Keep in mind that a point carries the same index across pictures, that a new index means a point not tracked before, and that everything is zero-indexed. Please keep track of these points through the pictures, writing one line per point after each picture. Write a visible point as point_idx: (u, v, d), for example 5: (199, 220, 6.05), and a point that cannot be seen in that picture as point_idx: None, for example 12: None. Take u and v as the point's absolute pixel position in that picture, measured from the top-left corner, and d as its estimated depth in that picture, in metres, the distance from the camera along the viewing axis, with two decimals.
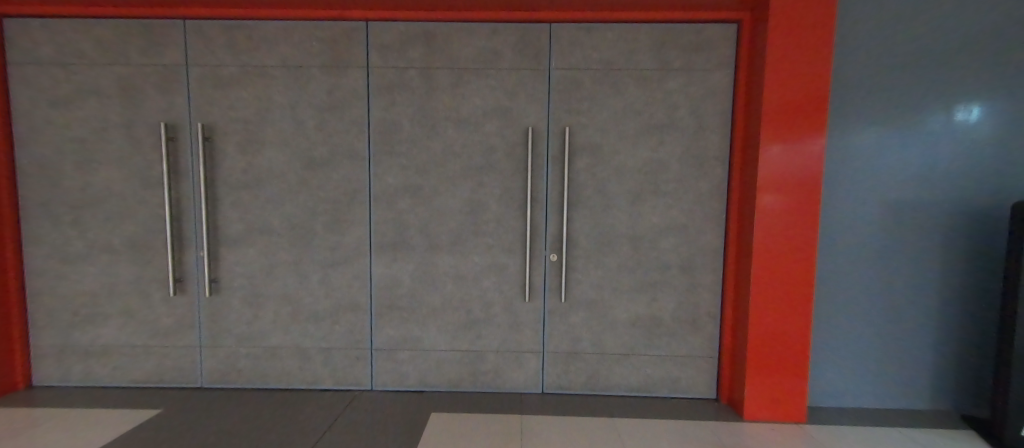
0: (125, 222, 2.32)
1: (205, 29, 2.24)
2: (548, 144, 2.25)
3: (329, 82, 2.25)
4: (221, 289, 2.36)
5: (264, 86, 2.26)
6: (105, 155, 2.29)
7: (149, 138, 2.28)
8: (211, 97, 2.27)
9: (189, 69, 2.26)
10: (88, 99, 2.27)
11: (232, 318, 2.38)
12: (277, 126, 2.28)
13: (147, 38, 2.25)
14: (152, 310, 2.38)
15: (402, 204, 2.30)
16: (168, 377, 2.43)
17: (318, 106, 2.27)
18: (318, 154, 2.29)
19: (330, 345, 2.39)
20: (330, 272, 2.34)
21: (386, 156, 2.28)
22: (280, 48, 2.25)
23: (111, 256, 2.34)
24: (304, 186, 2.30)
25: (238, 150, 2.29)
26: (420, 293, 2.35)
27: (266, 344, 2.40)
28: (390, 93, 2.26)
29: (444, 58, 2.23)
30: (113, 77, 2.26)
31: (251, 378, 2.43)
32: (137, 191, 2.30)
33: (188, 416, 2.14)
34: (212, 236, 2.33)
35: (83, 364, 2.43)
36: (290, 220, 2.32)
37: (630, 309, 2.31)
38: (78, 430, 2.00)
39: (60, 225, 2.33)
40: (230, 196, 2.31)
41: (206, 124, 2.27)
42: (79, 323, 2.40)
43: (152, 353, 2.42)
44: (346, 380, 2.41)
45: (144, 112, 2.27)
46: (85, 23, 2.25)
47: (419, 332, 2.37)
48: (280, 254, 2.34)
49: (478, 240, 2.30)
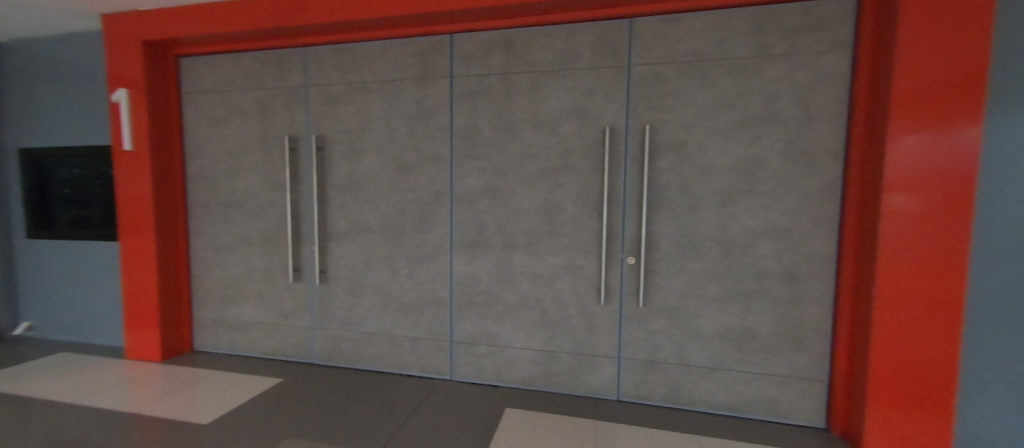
0: (259, 219, 2.79)
1: (320, 53, 2.60)
2: (628, 143, 2.17)
3: (418, 92, 2.45)
4: (329, 279, 2.71)
5: (364, 100, 2.54)
6: (246, 164, 2.77)
7: (277, 149, 2.71)
8: (323, 111, 2.62)
9: (307, 88, 2.64)
10: (236, 118, 2.77)
11: (337, 305, 2.72)
12: (375, 135, 2.54)
13: (277, 65, 2.68)
14: (277, 294, 2.82)
15: (482, 204, 2.41)
16: (288, 352, 2.86)
17: (408, 115, 2.48)
18: (408, 159, 2.50)
19: (416, 335, 2.60)
20: (417, 267, 2.54)
21: (467, 159, 2.41)
22: (378, 65, 2.51)
23: (249, 247, 2.83)
24: (396, 189, 2.53)
25: (343, 157, 2.61)
26: (497, 291, 2.43)
27: (363, 329, 2.69)
28: (472, 100, 2.38)
29: (523, 62, 2.29)
30: (253, 99, 2.74)
31: (351, 358, 2.74)
32: (269, 193, 2.75)
33: (303, 387, 2.49)
34: (323, 232, 2.68)
35: (229, 335, 2.98)
36: (384, 219, 2.57)
37: (718, 319, 2.13)
38: (225, 390, 2.46)
39: (215, 221, 2.89)
40: (337, 197, 2.64)
41: (319, 135, 2.63)
42: (227, 301, 2.94)
43: (276, 330, 2.86)
44: (430, 368, 2.60)
45: (274, 127, 2.71)
46: (234, 56, 2.75)
47: (496, 328, 2.46)
48: (375, 250, 2.61)
49: (554, 240, 2.31)
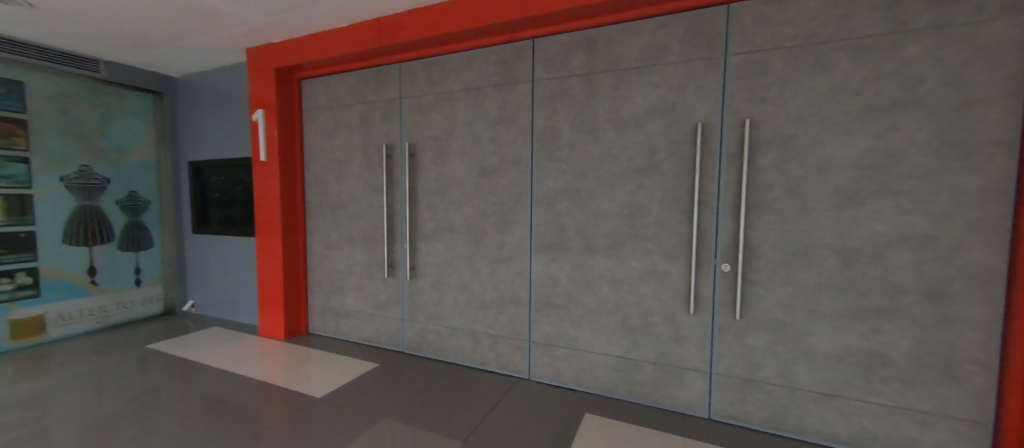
0: (361, 219, 3.12)
1: (413, 67, 2.83)
2: (722, 140, 2.00)
3: (501, 98, 2.54)
4: (418, 275, 2.93)
5: (451, 108, 2.71)
6: (351, 171, 3.12)
7: (376, 156, 3.01)
8: (415, 121, 2.84)
9: (402, 100, 2.89)
10: (343, 130, 3.15)
11: (425, 299, 2.92)
12: (460, 140, 2.69)
13: (377, 80, 2.98)
14: (374, 286, 3.12)
15: (562, 206, 2.41)
16: (383, 339, 3.15)
17: (491, 120, 2.58)
18: (490, 162, 2.60)
19: (495, 333, 2.68)
20: (497, 267, 2.63)
21: (548, 162, 2.43)
22: (464, 75, 2.65)
23: (352, 244, 3.18)
24: (479, 191, 2.65)
25: (432, 163, 2.80)
26: (576, 294, 2.40)
27: (447, 323, 2.85)
28: (553, 102, 2.39)
29: (605, 61, 2.24)
30: (357, 112, 3.08)
31: (436, 350, 2.93)
32: (369, 196, 3.07)
33: (395, 373, 2.73)
34: (413, 232, 2.91)
35: (336, 322, 3.38)
36: (467, 220, 2.71)
37: (835, 339, 1.84)
38: (332, 369, 2.80)
39: (326, 221, 3.30)
40: (426, 200, 2.85)
41: (412, 142, 2.86)
42: (334, 291, 3.34)
43: (374, 319, 3.17)
44: (508, 366, 2.66)
45: (374, 137, 3.01)
46: (343, 76, 3.13)
47: (574, 332, 2.43)
48: (459, 249, 2.75)
49: (636, 244, 2.22)
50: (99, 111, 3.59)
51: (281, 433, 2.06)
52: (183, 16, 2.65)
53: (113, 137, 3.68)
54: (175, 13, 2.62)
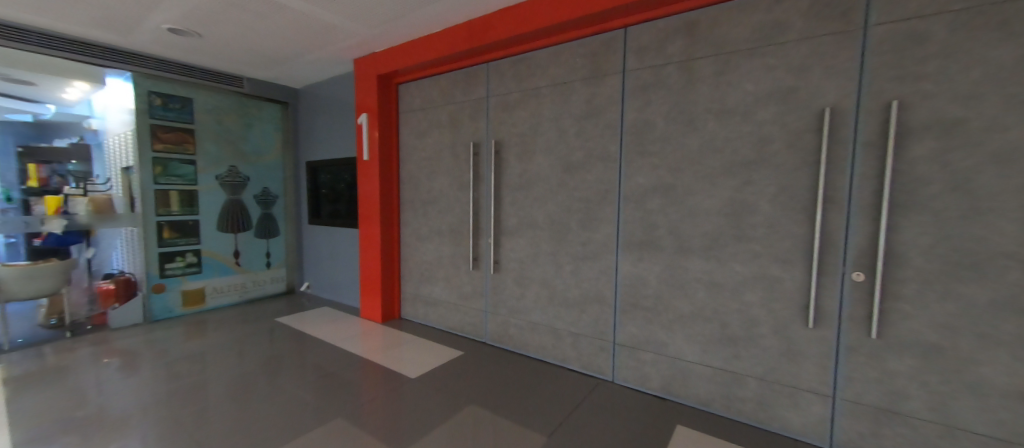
0: (449, 214, 3.29)
1: (501, 66, 2.89)
2: (857, 127, 1.71)
3: (589, 91, 2.47)
4: (501, 269, 3.01)
5: (537, 105, 2.71)
6: (441, 168, 3.30)
7: (464, 153, 3.14)
8: (502, 118, 2.91)
9: (489, 99, 2.97)
10: (435, 130, 3.34)
11: (507, 293, 2.99)
12: (546, 137, 2.68)
13: (466, 81, 3.10)
14: (460, 278, 3.27)
15: (653, 204, 2.27)
16: (466, 329, 3.30)
17: (578, 115, 2.52)
18: (576, 158, 2.55)
19: (578, 331, 2.64)
20: (581, 265, 2.58)
21: (638, 156, 2.31)
22: (551, 70, 2.64)
23: (441, 238, 3.37)
24: (564, 187, 2.62)
25: (517, 159, 2.84)
26: (667, 297, 2.26)
27: (529, 318, 2.88)
28: (646, 93, 2.26)
29: (708, 46, 2.06)
30: (447, 112, 3.24)
31: (517, 344, 2.98)
32: (456, 192, 3.21)
33: (479, 362, 2.84)
34: (498, 227, 2.99)
35: (425, 309, 3.62)
36: (551, 216, 2.70)
37: (1016, 372, 1.48)
38: (422, 353, 3.01)
39: (418, 215, 3.54)
40: (510, 196, 2.90)
41: (498, 140, 2.93)
42: (424, 280, 3.58)
43: (459, 309, 3.33)
44: (591, 366, 2.60)
45: (463, 135, 3.14)
46: (436, 78, 3.32)
47: (664, 337, 2.29)
48: (542, 245, 2.76)
49: (740, 246, 2.01)
50: (242, 120, 4.28)
51: (380, 407, 2.27)
52: (305, 34, 3.04)
53: (252, 142, 4.37)
54: (300, 33, 3.01)
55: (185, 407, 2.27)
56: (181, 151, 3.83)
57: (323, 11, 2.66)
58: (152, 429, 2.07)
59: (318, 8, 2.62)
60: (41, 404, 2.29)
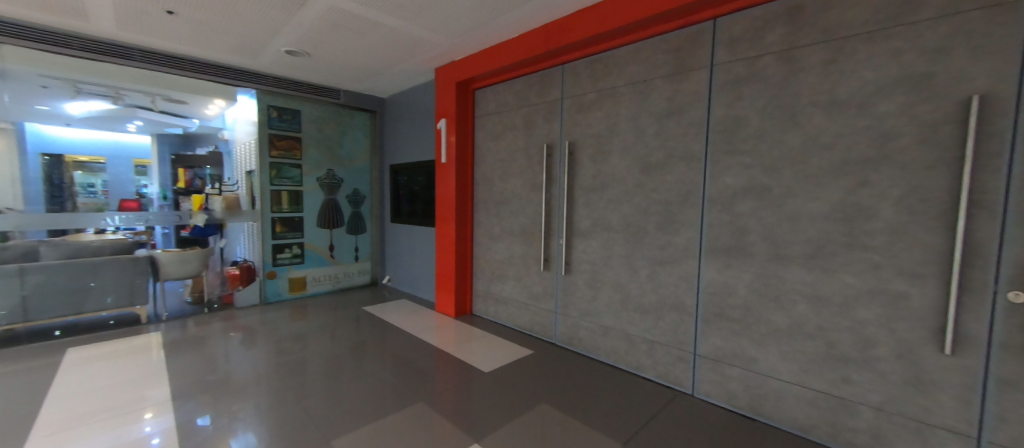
0: (521, 214, 3.35)
1: (576, 67, 2.88)
2: (1018, 117, 1.43)
3: (671, 88, 2.36)
4: (572, 271, 2.99)
5: (614, 104, 2.66)
6: (515, 170, 3.37)
7: (537, 155, 3.18)
8: (576, 119, 2.89)
9: (564, 101, 2.97)
10: (508, 132, 3.42)
11: (578, 295, 2.96)
12: (622, 137, 2.61)
13: (541, 84, 3.14)
14: (531, 278, 3.31)
15: (743, 206, 2.10)
16: (536, 329, 3.32)
17: (659, 113, 2.42)
18: (655, 158, 2.45)
19: (653, 339, 2.53)
20: (658, 269, 2.47)
21: (727, 156, 2.15)
22: (629, 68, 2.57)
23: (512, 238, 3.45)
24: (640, 189, 2.53)
25: (591, 160, 2.81)
26: (759, 309, 2.07)
27: (601, 322, 2.82)
28: (737, 87, 2.10)
29: (814, 31, 1.86)
30: (521, 115, 3.30)
31: (587, 347, 2.93)
32: (529, 193, 3.26)
33: (549, 362, 2.84)
34: (570, 228, 2.97)
35: (495, 307, 3.72)
36: (627, 219, 2.62)
37: None
38: (493, 349, 3.09)
39: (491, 215, 3.66)
40: (584, 197, 2.87)
41: (572, 141, 2.92)
42: (495, 279, 3.68)
43: (529, 309, 3.36)
44: (667, 377, 2.47)
45: (536, 137, 3.18)
46: (511, 82, 3.40)
47: (754, 352, 2.10)
48: (616, 247, 2.69)
49: (852, 256, 1.78)
50: (338, 128, 4.76)
51: (455, 396, 2.39)
52: (395, 48, 3.31)
53: (346, 147, 4.84)
54: (390, 47, 3.29)
55: (290, 380, 2.59)
56: (290, 156, 4.38)
57: (412, 25, 2.88)
58: (267, 395, 2.39)
59: (407, 24, 2.85)
60: (185, 366, 2.77)
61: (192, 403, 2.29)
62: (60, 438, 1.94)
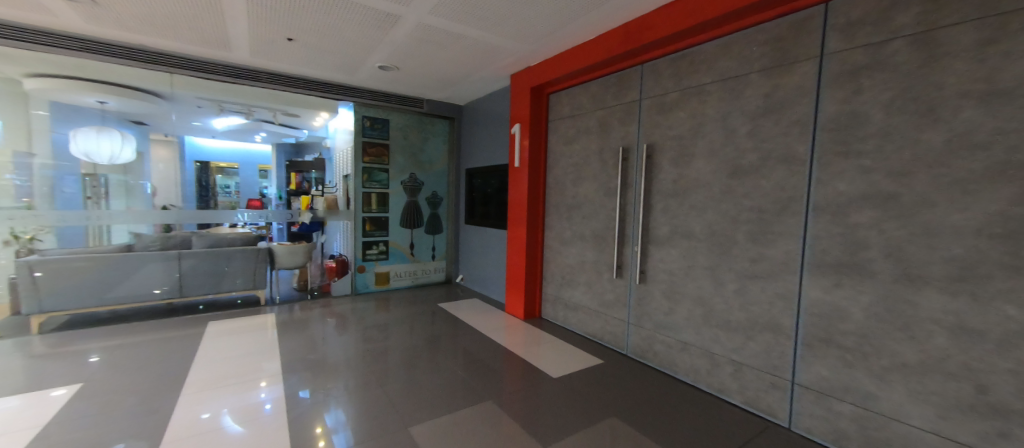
0: (593, 219, 3.27)
1: (657, 66, 2.74)
2: None
3: (768, 84, 2.13)
4: (647, 280, 2.84)
5: (699, 104, 2.48)
6: (588, 174, 3.31)
7: (612, 159, 3.08)
8: (656, 121, 2.75)
9: (643, 102, 2.85)
10: (583, 136, 3.37)
11: (653, 306, 2.80)
12: (708, 138, 2.42)
13: (618, 85, 3.04)
14: (602, 285, 3.21)
15: (860, 217, 1.82)
16: (606, 338, 3.21)
17: (753, 112, 2.20)
18: (747, 161, 2.23)
19: (741, 359, 2.30)
20: (749, 284, 2.24)
21: (839, 158, 1.88)
22: (719, 64, 2.37)
23: (584, 243, 3.38)
24: (728, 195, 2.32)
25: (672, 164, 2.64)
26: (880, 337, 1.77)
27: (679, 337, 2.63)
28: (856, 79, 1.83)
29: (964, 9, 1.56)
30: (597, 118, 3.23)
31: (662, 362, 2.75)
32: (602, 198, 3.17)
33: (620, 374, 2.73)
34: (647, 235, 2.82)
35: (564, 312, 3.68)
36: (712, 227, 2.41)
37: None
38: (562, 355, 3.06)
39: (562, 219, 3.63)
40: (662, 203, 2.71)
41: (650, 143, 2.78)
42: (565, 284, 3.65)
43: (599, 316, 3.26)
44: (758, 405, 2.23)
45: (612, 140, 3.09)
46: (586, 84, 3.35)
47: (872, 388, 1.80)
48: (698, 258, 2.49)
49: (1017, 282, 1.46)
50: (421, 135, 5.10)
51: (522, 399, 2.40)
52: (473, 57, 3.45)
53: (427, 152, 5.17)
54: (470, 57, 3.44)
55: (373, 366, 2.83)
56: (379, 162, 4.81)
57: (491, 35, 2.98)
58: (354, 378, 2.64)
59: (487, 33, 2.96)
60: (291, 345, 3.17)
61: (295, 377, 2.61)
62: (201, 396, 2.35)
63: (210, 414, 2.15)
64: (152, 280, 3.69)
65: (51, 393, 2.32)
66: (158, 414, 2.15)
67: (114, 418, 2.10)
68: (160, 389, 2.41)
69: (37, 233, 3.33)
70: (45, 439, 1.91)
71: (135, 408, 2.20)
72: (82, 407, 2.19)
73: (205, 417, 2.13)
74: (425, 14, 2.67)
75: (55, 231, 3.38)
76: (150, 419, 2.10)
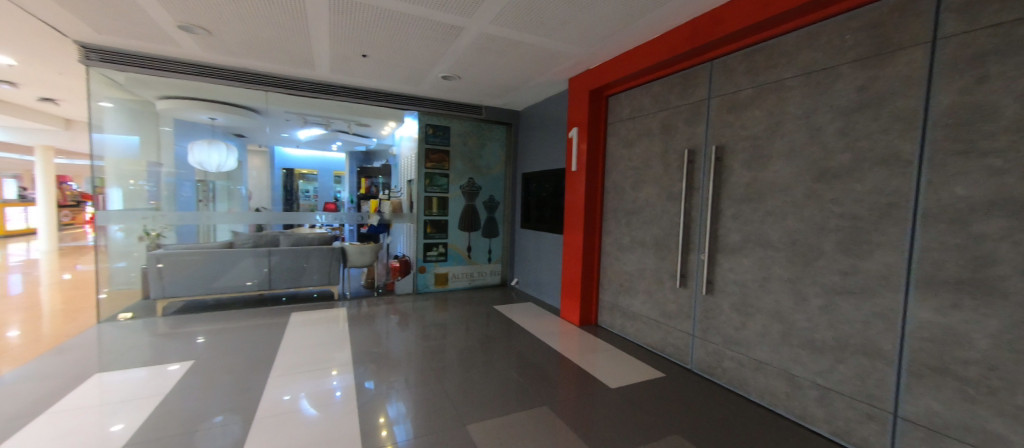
0: (655, 225, 3.13)
1: (728, 62, 2.56)
2: None
3: (864, 75, 1.91)
4: (715, 291, 2.65)
5: (778, 100, 2.27)
6: (650, 177, 3.18)
7: (676, 162, 2.93)
8: (726, 121, 2.57)
9: (711, 101, 2.68)
10: (644, 138, 3.25)
11: (722, 319, 2.61)
12: (788, 138, 2.22)
13: (683, 84, 2.89)
14: (664, 294, 3.05)
15: (986, 226, 1.56)
16: (668, 350, 3.04)
17: (844, 108, 1.98)
18: (837, 163, 2.00)
19: (828, 384, 2.06)
20: (838, 300, 2.00)
21: (957, 158, 1.63)
22: (802, 57, 2.17)
23: (644, 250, 3.24)
24: (813, 200, 2.10)
25: (745, 166, 2.45)
26: (1014, 369, 1.51)
27: (752, 355, 2.42)
28: (980, 66, 1.58)
29: None
30: (659, 119, 3.10)
31: (733, 381, 2.55)
32: (664, 202, 3.03)
33: (684, 390, 2.56)
34: (715, 243, 2.64)
35: (622, 320, 3.55)
36: (793, 235, 2.19)
37: None
38: (620, 365, 2.95)
39: (621, 224, 3.52)
40: (733, 208, 2.52)
41: (720, 145, 2.61)
42: (623, 291, 3.52)
43: (660, 327, 3.10)
44: (850, 437, 1.98)
45: (676, 142, 2.94)
46: (648, 85, 3.22)
47: (1003, 429, 1.53)
48: (776, 268, 2.28)
49: None
50: (479, 141, 5.24)
51: (578, 407, 2.36)
52: (532, 63, 3.48)
53: (485, 157, 5.30)
54: (528, 63, 3.48)
55: (431, 363, 2.94)
56: (440, 167, 5.01)
57: (551, 40, 2.99)
58: (414, 373, 2.76)
59: (547, 39, 2.98)
60: (359, 338, 3.40)
61: (362, 368, 2.80)
62: (284, 379, 2.60)
63: (290, 396, 2.38)
64: (246, 274, 4.15)
65: (168, 367, 2.71)
66: (250, 392, 2.42)
67: (216, 392, 2.40)
68: (251, 369, 2.72)
69: (162, 230, 3.91)
70: (164, 406, 2.24)
71: (232, 385, 2.49)
72: (192, 381, 2.53)
73: (286, 399, 2.36)
74: (487, 24, 2.76)
75: (175, 228, 3.96)
76: (244, 396, 2.37)
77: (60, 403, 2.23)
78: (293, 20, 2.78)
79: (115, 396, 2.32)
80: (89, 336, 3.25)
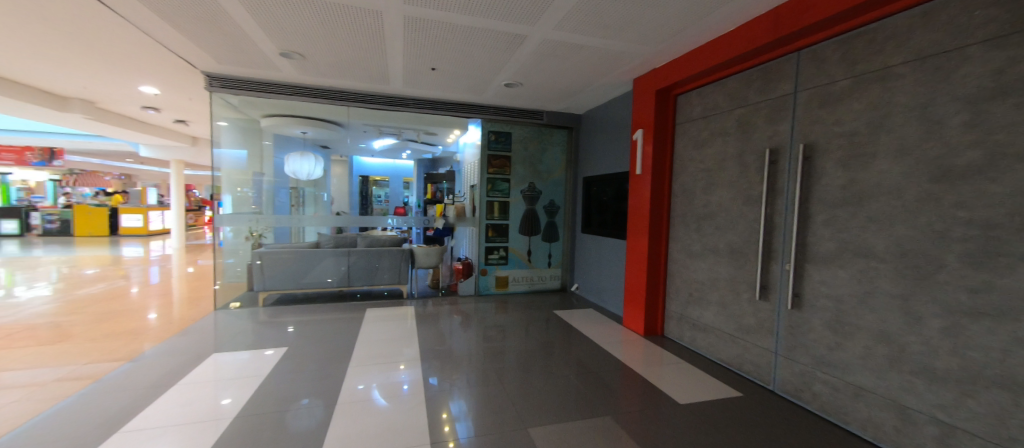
0: (730, 232, 2.90)
1: (819, 51, 2.31)
2: None
3: (1001, 57, 1.64)
4: (802, 306, 2.39)
5: (882, 91, 2.00)
6: (723, 180, 2.96)
7: (755, 163, 2.69)
8: (817, 116, 2.31)
9: (798, 95, 2.43)
10: (717, 139, 3.03)
11: (811, 338, 2.33)
12: (896, 133, 1.94)
13: (763, 79, 2.66)
14: (740, 307, 2.81)
15: None
16: (745, 368, 2.80)
17: (974, 96, 1.71)
18: (963, 162, 1.73)
19: (953, 420, 1.77)
20: (966, 321, 1.73)
21: None
22: (915, 40, 1.90)
23: (717, 258, 3.02)
24: (930, 205, 1.82)
25: (840, 166, 2.17)
26: None
27: (850, 380, 2.13)
28: None
29: None
30: (735, 117, 2.88)
31: (825, 408, 2.27)
32: (742, 207, 2.80)
33: (765, 413, 2.33)
34: (803, 252, 2.37)
35: (692, 332, 3.33)
36: (904, 245, 1.91)
37: None
38: (689, 380, 2.77)
39: (691, 230, 3.32)
40: (825, 214, 2.25)
41: (808, 143, 2.35)
42: (693, 301, 3.31)
43: (736, 342, 2.86)
44: None
45: (755, 141, 2.70)
46: (722, 81, 3.02)
47: None
48: (881, 283, 2.00)
49: None
50: (540, 145, 5.27)
51: (644, 421, 2.25)
52: (595, 66, 3.43)
53: (546, 162, 5.31)
54: (591, 66, 3.43)
55: (493, 363, 3.01)
56: (502, 173, 5.12)
57: (616, 41, 2.92)
58: (475, 372, 2.84)
59: (612, 40, 2.91)
60: (423, 336, 3.57)
61: (428, 364, 2.94)
62: (360, 369, 2.82)
63: (364, 386, 2.58)
64: (327, 271, 4.59)
65: (265, 352, 3.08)
66: (331, 379, 2.66)
67: (303, 377, 2.67)
68: (332, 358, 2.98)
69: (263, 231, 4.42)
70: (263, 385, 2.54)
71: (315, 371, 2.76)
72: (284, 365, 2.85)
73: (361, 388, 2.55)
74: (551, 30, 2.77)
75: (273, 230, 4.46)
76: (326, 382, 2.61)
77: (188, 376, 2.64)
78: (374, 42, 3.03)
79: (227, 374, 2.68)
80: (206, 321, 3.80)
